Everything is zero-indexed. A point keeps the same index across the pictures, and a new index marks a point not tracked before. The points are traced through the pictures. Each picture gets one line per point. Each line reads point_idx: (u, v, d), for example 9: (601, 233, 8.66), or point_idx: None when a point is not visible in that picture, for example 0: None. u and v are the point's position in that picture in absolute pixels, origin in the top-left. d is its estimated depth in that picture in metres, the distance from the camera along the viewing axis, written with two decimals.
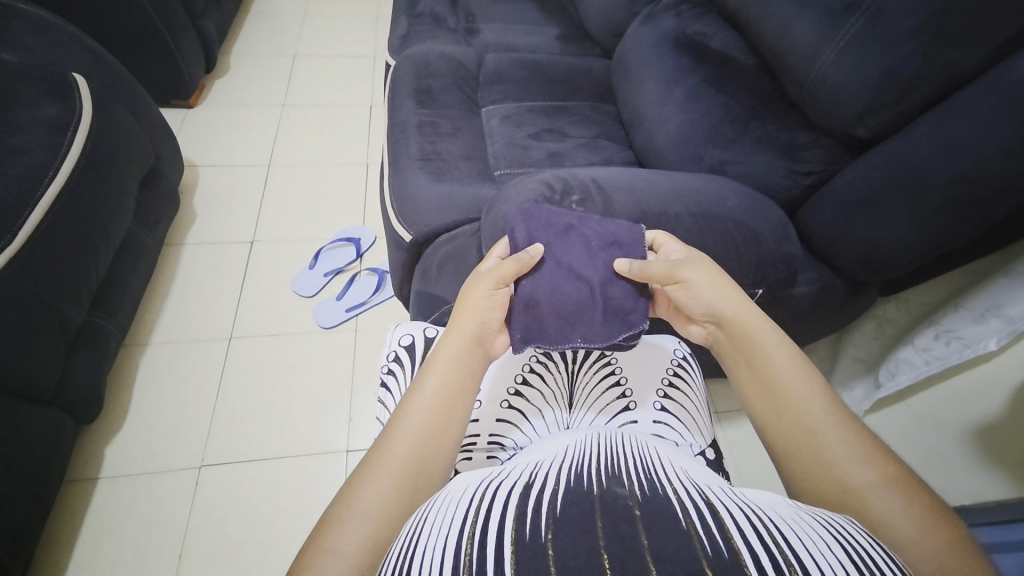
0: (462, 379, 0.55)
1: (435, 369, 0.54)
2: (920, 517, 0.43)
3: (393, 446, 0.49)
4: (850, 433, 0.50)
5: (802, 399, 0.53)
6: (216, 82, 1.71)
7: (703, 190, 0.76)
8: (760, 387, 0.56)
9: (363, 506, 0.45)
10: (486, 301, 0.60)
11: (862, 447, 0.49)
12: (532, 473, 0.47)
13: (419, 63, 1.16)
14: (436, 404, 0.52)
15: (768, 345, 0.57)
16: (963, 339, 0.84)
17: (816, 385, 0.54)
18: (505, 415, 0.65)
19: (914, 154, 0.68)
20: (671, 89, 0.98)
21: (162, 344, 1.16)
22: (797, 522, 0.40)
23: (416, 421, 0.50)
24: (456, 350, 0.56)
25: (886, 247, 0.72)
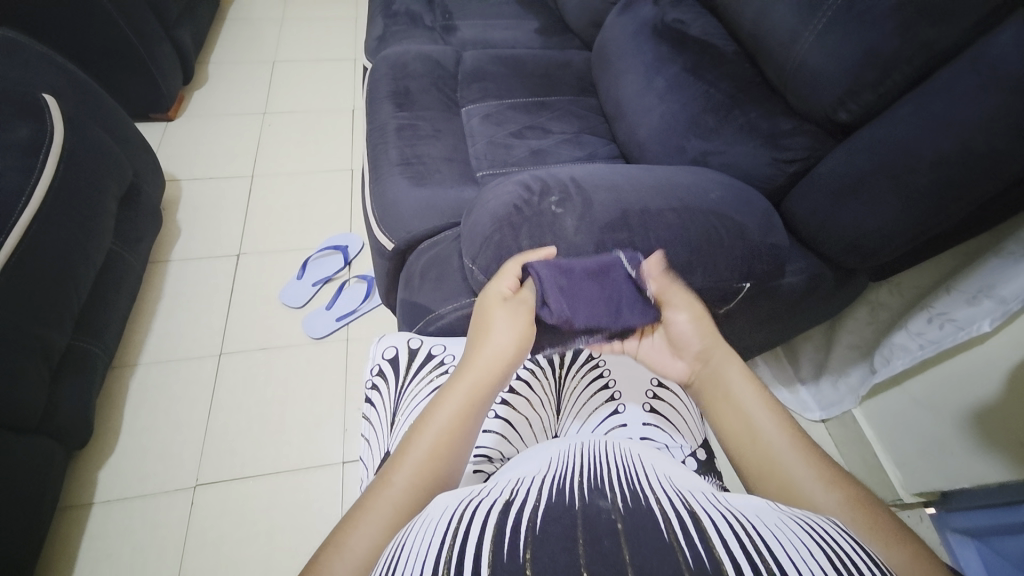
0: (468, 422, 0.51)
1: (444, 405, 0.51)
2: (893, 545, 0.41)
3: (388, 489, 0.46)
4: (813, 459, 0.50)
5: (769, 431, 0.52)
6: (195, 93, 1.68)
7: (685, 185, 0.74)
8: (727, 422, 0.55)
9: (352, 554, 0.42)
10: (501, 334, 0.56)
11: (829, 473, 0.48)
12: (513, 490, 0.46)
13: (396, 65, 1.14)
14: (437, 443, 0.49)
15: (732, 377, 0.57)
16: (955, 321, 0.84)
17: (779, 415, 0.53)
18: (492, 426, 0.64)
19: (898, 137, 0.66)
20: (651, 80, 0.96)
21: (153, 363, 1.15)
22: (781, 527, 0.39)
23: (415, 466, 0.48)
24: (466, 386, 0.52)
25: (873, 234, 0.71)
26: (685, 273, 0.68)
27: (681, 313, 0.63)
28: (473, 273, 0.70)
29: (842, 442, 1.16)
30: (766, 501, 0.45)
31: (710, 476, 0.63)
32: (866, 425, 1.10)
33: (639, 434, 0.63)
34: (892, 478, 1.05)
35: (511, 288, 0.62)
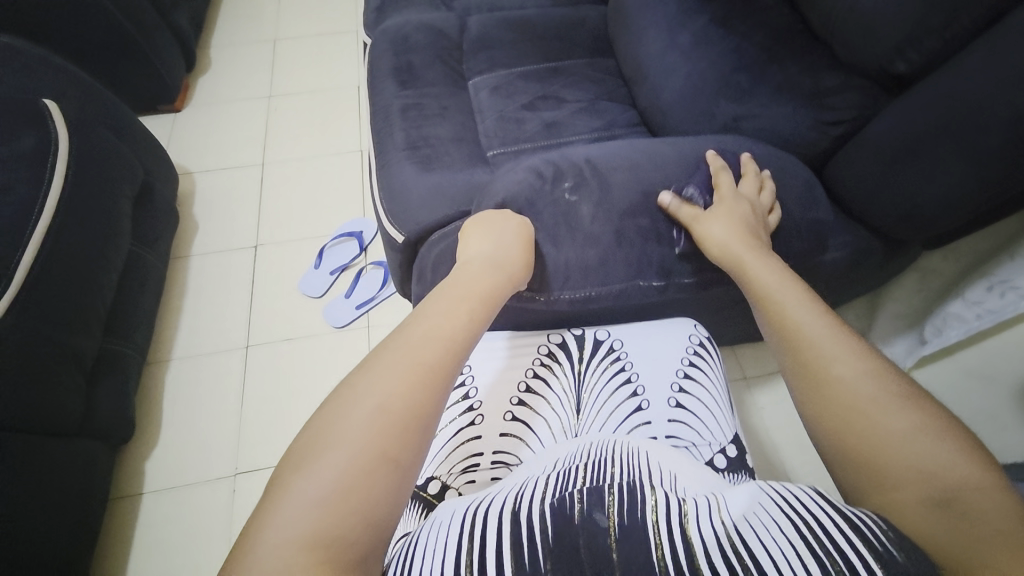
0: (463, 331, 0.47)
1: (436, 316, 0.47)
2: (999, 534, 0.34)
3: (375, 380, 0.41)
4: (877, 374, 0.45)
5: (853, 380, 0.45)
6: (199, 80, 1.64)
7: (713, 157, 0.68)
8: (799, 365, 0.49)
9: (333, 451, 0.36)
10: (490, 257, 0.56)
11: (936, 426, 0.41)
12: (518, 493, 0.44)
13: (396, 38, 1.06)
14: (432, 343, 0.44)
15: (797, 314, 0.51)
16: (1019, 290, 0.77)
17: (843, 335, 0.49)
18: (509, 428, 0.61)
19: (963, 91, 0.58)
20: (674, 36, 0.87)
21: (183, 359, 1.18)
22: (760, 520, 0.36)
23: (396, 384, 0.40)
24: (460, 314, 0.48)
25: (929, 204, 0.63)
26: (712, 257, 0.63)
27: (711, 221, 0.61)
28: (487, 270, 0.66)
29: None
30: (758, 485, 0.42)
31: (742, 475, 0.59)
32: None
33: (664, 433, 0.61)
34: None
35: (510, 231, 0.60)
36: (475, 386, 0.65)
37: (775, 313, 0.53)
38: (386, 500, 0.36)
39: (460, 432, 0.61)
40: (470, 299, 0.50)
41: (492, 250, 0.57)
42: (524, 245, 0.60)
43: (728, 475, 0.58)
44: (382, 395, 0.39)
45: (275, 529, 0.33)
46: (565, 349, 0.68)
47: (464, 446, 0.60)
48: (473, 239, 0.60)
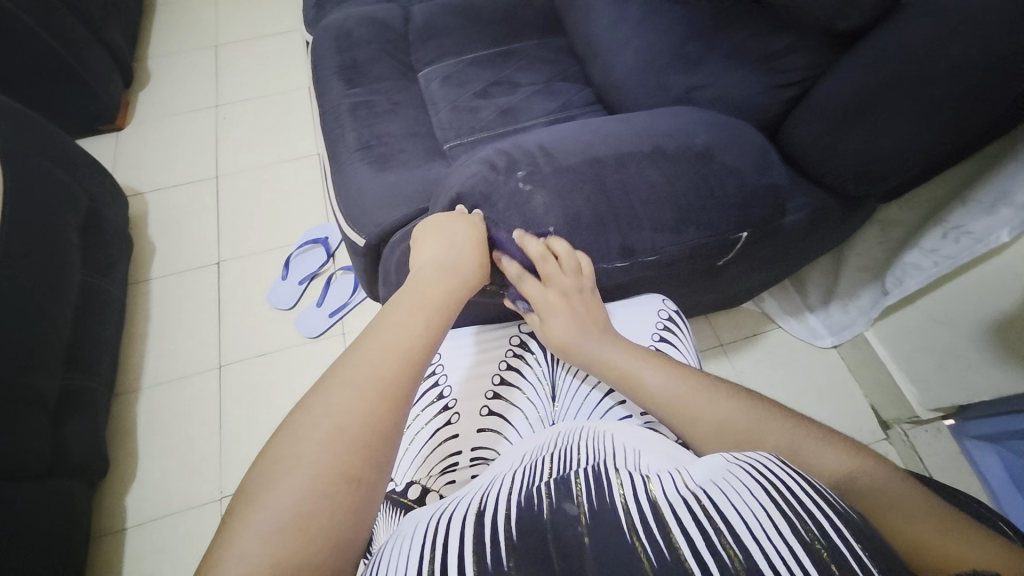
0: (421, 338, 0.46)
1: (390, 326, 0.46)
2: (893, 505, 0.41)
3: (328, 401, 0.40)
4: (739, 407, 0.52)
5: (731, 418, 0.51)
6: (140, 95, 1.56)
7: (667, 130, 0.67)
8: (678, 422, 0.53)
9: (288, 477, 0.36)
10: (440, 261, 0.56)
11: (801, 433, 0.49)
12: (484, 495, 0.43)
13: (338, 34, 1.02)
14: (385, 355, 0.43)
15: (654, 382, 0.55)
16: (972, 234, 0.81)
17: (698, 382, 0.55)
18: (487, 423, 0.60)
19: (907, 44, 0.58)
20: (622, 10, 0.85)
21: (154, 386, 1.14)
22: (733, 485, 0.37)
23: (354, 402, 0.40)
24: (416, 322, 0.47)
25: (882, 157, 0.64)
26: (674, 233, 0.63)
27: (551, 319, 0.60)
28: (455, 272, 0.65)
29: (856, 369, 1.15)
30: (723, 457, 0.42)
31: None
32: (878, 346, 1.10)
33: (639, 410, 0.61)
34: (909, 397, 1.06)
35: (461, 233, 0.59)
36: (449, 385, 0.63)
37: (637, 387, 0.55)
38: (351, 521, 0.36)
39: (437, 433, 0.60)
40: (424, 307, 0.49)
41: (443, 254, 0.57)
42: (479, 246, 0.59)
43: None
44: (339, 415, 0.39)
45: (233, 565, 0.32)
46: (537, 337, 0.68)
47: (443, 446, 0.58)
48: (426, 244, 0.59)
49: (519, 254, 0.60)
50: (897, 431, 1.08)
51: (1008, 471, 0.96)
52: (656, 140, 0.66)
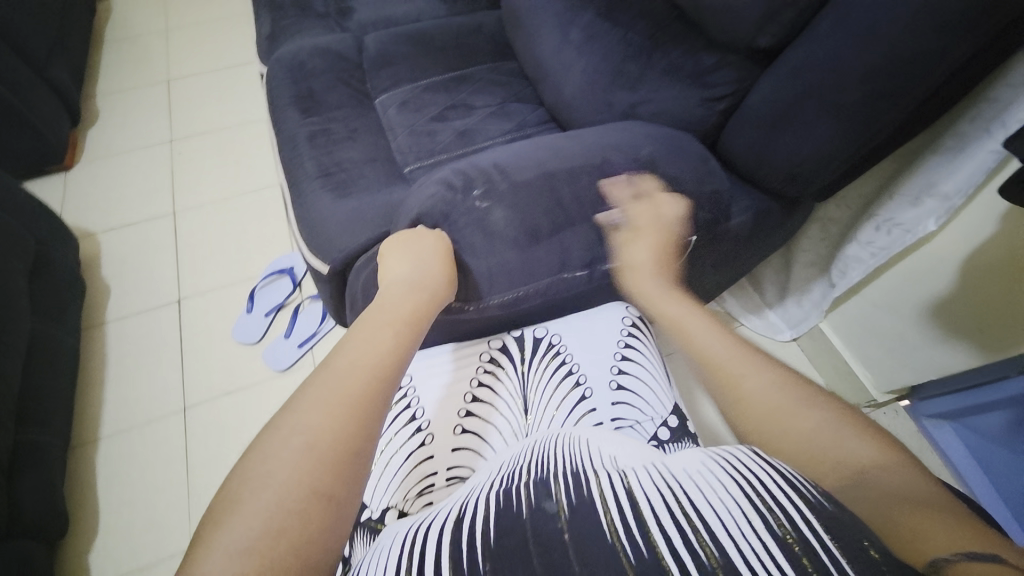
0: (390, 353, 0.47)
1: (358, 343, 0.48)
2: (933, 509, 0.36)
3: (298, 417, 0.40)
4: (778, 379, 0.52)
5: (769, 394, 0.50)
6: (88, 133, 1.52)
7: (613, 144, 0.71)
8: (720, 378, 0.54)
9: (258, 495, 0.36)
10: (407, 280, 0.57)
11: (846, 422, 0.46)
12: (463, 504, 0.44)
13: (292, 65, 1.03)
14: (355, 371, 0.44)
15: (705, 338, 0.58)
16: (903, 225, 0.88)
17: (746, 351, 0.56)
18: (462, 441, 0.61)
19: (823, 57, 0.64)
20: (566, 32, 0.89)
21: (115, 434, 1.09)
22: (707, 481, 0.40)
23: (323, 417, 0.40)
24: (387, 338, 0.49)
25: (809, 160, 0.70)
26: (630, 240, 0.66)
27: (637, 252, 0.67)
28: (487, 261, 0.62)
29: (814, 355, 1.22)
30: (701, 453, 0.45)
31: (684, 441, 0.62)
32: (833, 335, 1.16)
33: (609, 416, 0.62)
34: (864, 380, 1.12)
35: (427, 249, 0.61)
36: (422, 407, 0.63)
37: (690, 341, 0.59)
38: (324, 537, 0.35)
39: (411, 456, 0.59)
40: (392, 324, 0.51)
41: (410, 272, 0.58)
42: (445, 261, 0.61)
43: (672, 445, 0.61)
44: (306, 430, 0.39)
45: None
46: (507, 352, 0.68)
47: (418, 468, 0.58)
48: (392, 264, 0.61)
49: (613, 195, 0.67)
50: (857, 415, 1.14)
51: (966, 446, 1.04)
52: (604, 154, 0.70)
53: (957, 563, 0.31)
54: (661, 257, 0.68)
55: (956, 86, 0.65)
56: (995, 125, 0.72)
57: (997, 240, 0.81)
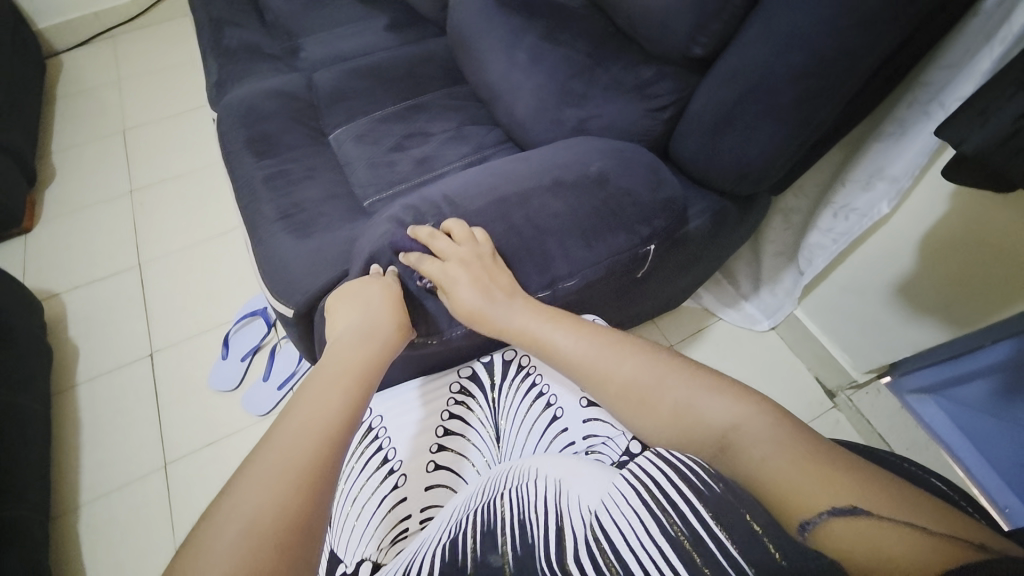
0: (339, 411, 0.47)
1: (301, 406, 0.46)
2: (798, 460, 0.41)
3: (240, 497, 0.39)
4: (649, 363, 0.55)
5: (633, 377, 0.54)
6: (46, 192, 1.49)
7: (565, 162, 0.72)
8: (599, 379, 0.55)
9: None
10: (358, 328, 0.57)
11: (701, 383, 0.51)
12: (419, 557, 0.50)
13: (244, 109, 1.03)
14: (298, 438, 0.43)
15: (565, 343, 0.58)
16: (858, 210, 0.89)
17: (611, 340, 0.58)
18: (435, 479, 0.61)
19: (755, 61, 0.65)
20: (512, 54, 0.90)
21: (95, 500, 1.05)
22: (615, 501, 0.46)
23: (265, 496, 0.39)
24: (336, 395, 0.48)
25: (756, 160, 0.71)
26: (587, 256, 0.66)
27: (460, 283, 0.60)
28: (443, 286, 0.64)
29: (793, 341, 1.22)
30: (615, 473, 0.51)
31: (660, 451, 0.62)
32: (808, 320, 1.16)
33: (581, 434, 0.64)
34: (843, 362, 1.12)
35: (377, 292, 0.61)
36: (393, 447, 0.63)
37: (551, 352, 0.58)
38: None
39: (385, 500, 0.59)
40: (341, 379, 0.50)
41: (360, 320, 0.58)
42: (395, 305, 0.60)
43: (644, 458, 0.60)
44: (249, 513, 0.38)
45: None
46: (478, 380, 0.68)
47: (392, 512, 0.58)
48: (340, 312, 0.60)
49: (415, 245, 0.65)
50: (842, 398, 1.15)
51: (950, 418, 1.05)
52: (556, 173, 0.70)
53: (827, 524, 0.37)
54: (492, 275, 0.61)
55: (887, 75, 0.67)
56: (934, 107, 0.72)
57: (948, 218, 0.82)
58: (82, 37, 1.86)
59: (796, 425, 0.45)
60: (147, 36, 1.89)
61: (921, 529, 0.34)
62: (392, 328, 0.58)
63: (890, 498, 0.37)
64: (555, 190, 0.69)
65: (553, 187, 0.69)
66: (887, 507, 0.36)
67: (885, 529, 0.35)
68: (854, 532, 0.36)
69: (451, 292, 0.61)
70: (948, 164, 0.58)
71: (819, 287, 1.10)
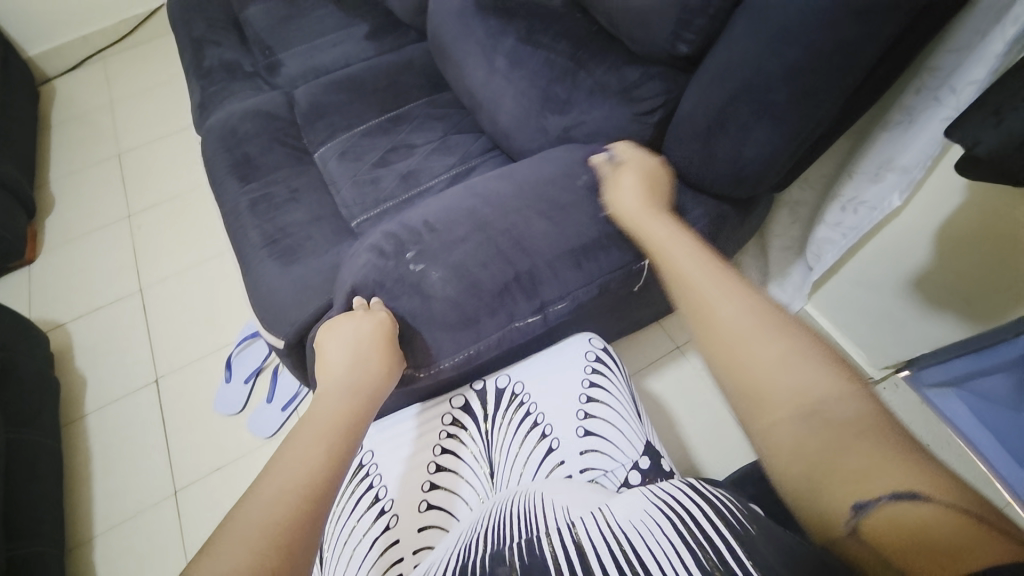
0: (323, 462, 0.45)
1: (283, 462, 0.45)
2: (872, 436, 0.35)
3: (214, 561, 0.37)
4: (767, 313, 0.45)
5: (734, 317, 0.45)
6: (47, 222, 1.51)
7: (549, 179, 0.69)
8: (690, 307, 0.48)
9: None
10: (347, 374, 0.55)
11: (824, 358, 0.41)
12: None
13: (225, 132, 1.01)
14: (280, 496, 0.41)
15: (680, 267, 0.52)
16: (868, 203, 0.84)
17: (729, 282, 0.49)
18: (427, 519, 0.61)
19: (745, 60, 0.61)
20: (491, 59, 0.86)
21: (110, 528, 1.08)
22: (641, 518, 0.42)
23: (238, 559, 0.37)
24: (321, 449, 0.46)
25: (753, 164, 0.66)
26: (578, 277, 0.63)
27: (624, 179, 0.65)
28: (433, 314, 0.61)
29: None
30: (644, 493, 0.47)
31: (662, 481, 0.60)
32: (820, 317, 1.11)
33: (578, 468, 0.62)
34: (859, 360, 1.08)
35: (364, 328, 0.59)
36: (384, 486, 0.64)
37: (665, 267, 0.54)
38: None
39: (376, 542, 0.60)
40: (329, 428, 0.49)
41: (347, 366, 0.56)
42: (387, 342, 0.59)
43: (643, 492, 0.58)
44: None
45: None
46: (470, 411, 0.69)
47: (383, 555, 0.59)
48: (327, 350, 0.58)
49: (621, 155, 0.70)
50: None
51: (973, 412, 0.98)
52: (540, 192, 0.67)
53: (882, 509, 0.32)
54: (653, 185, 0.65)
55: (889, 67, 0.62)
56: (945, 92, 0.67)
57: (963, 210, 0.77)
58: (71, 61, 1.86)
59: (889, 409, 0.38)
60: (135, 55, 1.89)
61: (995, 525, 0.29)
62: (379, 369, 0.57)
63: (965, 494, 0.31)
64: (541, 207, 0.66)
65: (538, 207, 0.66)
66: (957, 499, 0.31)
67: (953, 518, 0.30)
68: (907, 518, 0.31)
69: (618, 182, 0.65)
70: (958, 160, 0.53)
71: (830, 283, 1.04)
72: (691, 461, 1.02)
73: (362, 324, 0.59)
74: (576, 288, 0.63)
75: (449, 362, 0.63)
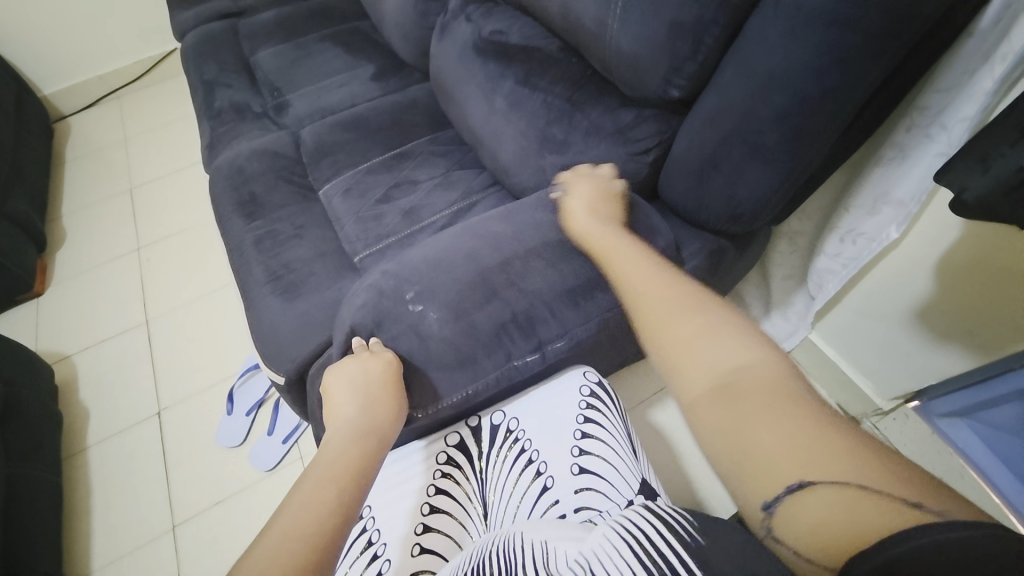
0: (330, 508, 0.46)
1: (288, 512, 0.46)
2: (776, 419, 0.39)
3: None
4: (694, 304, 0.52)
5: (663, 309, 0.52)
6: (57, 254, 1.54)
7: (545, 219, 0.70)
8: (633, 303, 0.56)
9: None
10: (354, 420, 0.56)
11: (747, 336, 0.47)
12: None
13: (233, 172, 1.04)
14: (284, 545, 0.42)
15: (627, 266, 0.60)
16: (865, 235, 0.84)
17: (664, 281, 0.56)
18: (419, 564, 0.60)
19: (735, 103, 0.62)
20: (491, 100, 0.89)
21: (105, 566, 1.06)
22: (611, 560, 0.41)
23: None
24: (327, 497, 0.47)
25: (748, 202, 0.68)
26: (576, 316, 0.64)
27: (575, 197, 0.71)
28: (432, 352, 0.62)
29: (811, 368, 1.16)
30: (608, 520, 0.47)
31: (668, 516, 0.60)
32: (824, 346, 1.09)
33: (573, 506, 0.61)
34: (865, 390, 1.05)
35: (372, 369, 0.60)
36: (377, 529, 0.63)
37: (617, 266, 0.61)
38: None
39: None
40: (338, 472, 0.50)
41: (356, 410, 0.57)
42: (395, 384, 0.60)
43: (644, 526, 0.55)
44: None
45: None
46: (465, 448, 0.69)
47: None
48: (336, 395, 0.59)
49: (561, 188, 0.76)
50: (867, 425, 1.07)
51: (982, 440, 0.97)
52: (537, 232, 0.68)
53: (795, 492, 0.36)
54: (603, 201, 0.71)
55: (876, 108, 0.63)
56: (935, 129, 0.68)
57: (962, 242, 0.78)
58: (88, 101, 1.93)
59: (808, 386, 0.43)
60: (150, 95, 1.96)
61: (876, 494, 0.33)
62: (388, 412, 0.58)
63: (866, 459, 0.35)
64: (538, 245, 0.67)
65: (534, 247, 0.67)
66: (860, 473, 0.34)
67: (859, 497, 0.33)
68: (816, 502, 0.35)
69: (567, 200, 0.72)
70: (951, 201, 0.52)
71: (835, 312, 1.03)
72: (699, 497, 0.99)
73: (369, 366, 0.60)
74: (575, 327, 0.64)
75: (448, 401, 0.64)
